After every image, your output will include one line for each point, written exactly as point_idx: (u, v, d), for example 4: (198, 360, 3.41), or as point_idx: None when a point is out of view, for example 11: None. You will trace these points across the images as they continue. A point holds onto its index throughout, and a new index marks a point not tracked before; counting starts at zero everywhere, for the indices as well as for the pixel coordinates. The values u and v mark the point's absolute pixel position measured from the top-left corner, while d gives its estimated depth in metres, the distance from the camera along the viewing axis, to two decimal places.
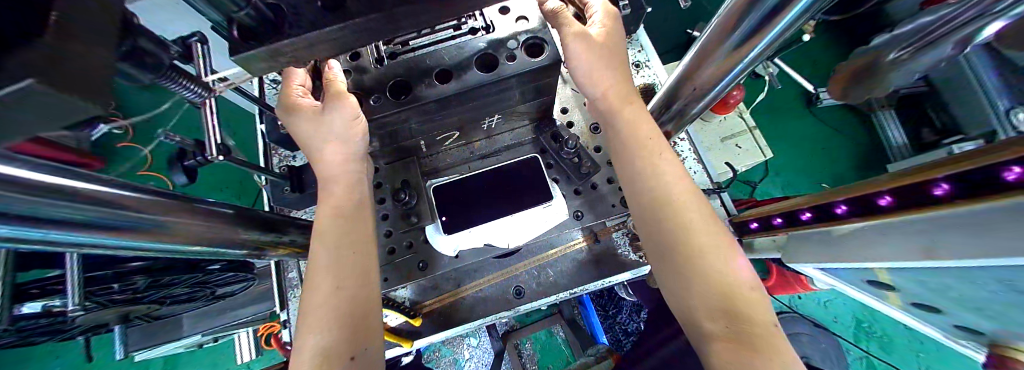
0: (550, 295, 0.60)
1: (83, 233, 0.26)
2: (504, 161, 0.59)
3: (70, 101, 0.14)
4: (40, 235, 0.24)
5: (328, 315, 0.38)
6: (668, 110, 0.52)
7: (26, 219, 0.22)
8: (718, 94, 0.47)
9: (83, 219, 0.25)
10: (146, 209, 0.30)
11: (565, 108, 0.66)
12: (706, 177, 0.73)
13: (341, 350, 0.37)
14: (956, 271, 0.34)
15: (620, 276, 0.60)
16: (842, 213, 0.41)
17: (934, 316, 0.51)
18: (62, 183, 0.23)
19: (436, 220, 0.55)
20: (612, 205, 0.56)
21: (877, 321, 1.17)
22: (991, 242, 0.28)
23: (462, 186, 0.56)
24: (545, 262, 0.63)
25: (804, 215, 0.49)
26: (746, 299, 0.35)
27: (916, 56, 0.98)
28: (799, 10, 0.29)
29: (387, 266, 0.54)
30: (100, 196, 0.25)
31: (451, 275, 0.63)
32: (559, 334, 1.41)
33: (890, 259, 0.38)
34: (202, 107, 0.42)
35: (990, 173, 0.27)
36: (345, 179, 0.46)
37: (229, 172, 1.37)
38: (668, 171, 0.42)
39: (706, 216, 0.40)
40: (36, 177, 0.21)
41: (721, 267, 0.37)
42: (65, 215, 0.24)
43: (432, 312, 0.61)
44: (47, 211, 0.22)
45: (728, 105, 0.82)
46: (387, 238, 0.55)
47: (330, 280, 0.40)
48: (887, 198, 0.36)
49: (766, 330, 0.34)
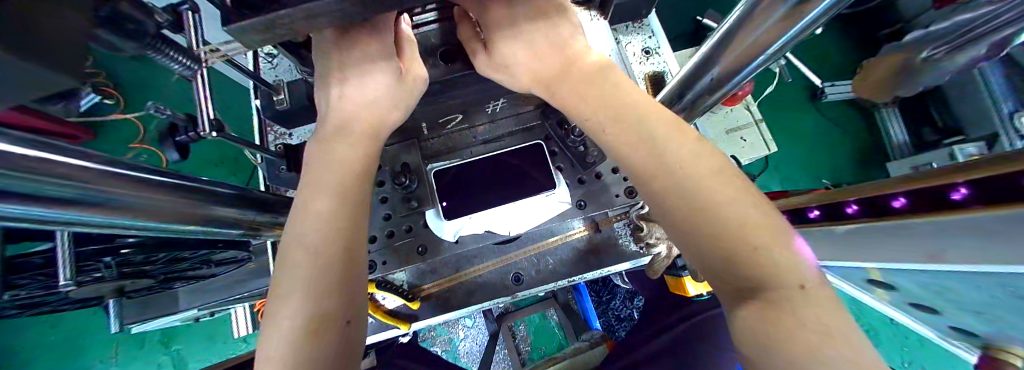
0: (550, 282, 0.61)
1: (73, 211, 0.25)
2: (508, 147, 0.57)
3: (37, 72, 0.13)
4: (31, 213, 0.23)
5: (309, 287, 0.33)
6: (678, 101, 0.50)
7: (15, 198, 0.21)
8: (732, 88, 0.44)
9: (70, 196, 0.24)
10: (131, 187, 0.28)
11: None
12: None
13: (337, 314, 0.33)
14: (964, 276, 0.34)
15: (618, 265, 0.61)
16: (853, 213, 0.41)
17: (930, 316, 0.52)
18: (57, 159, 0.22)
19: (438, 205, 0.54)
20: (615, 195, 0.55)
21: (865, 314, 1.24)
22: (1004, 251, 0.27)
23: (464, 171, 0.55)
24: (544, 250, 0.63)
25: (813, 212, 0.49)
26: (764, 249, 0.27)
27: (952, 55, 0.95)
28: (827, 4, 0.27)
29: (387, 250, 0.54)
30: (81, 174, 0.24)
31: (451, 260, 0.62)
32: (552, 317, 1.46)
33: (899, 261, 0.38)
34: (194, 81, 0.40)
35: (1010, 180, 0.25)
36: (329, 135, 0.42)
37: (228, 150, 1.34)
38: (645, 117, 0.37)
39: (699, 153, 0.33)
40: (29, 151, 0.20)
41: (727, 212, 0.29)
42: (51, 191, 0.22)
43: (432, 296, 0.61)
44: (30, 189, 0.21)
45: (737, 97, 0.82)
46: (386, 222, 0.55)
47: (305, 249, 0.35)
48: (905, 198, 0.35)
49: (787, 280, 0.26)
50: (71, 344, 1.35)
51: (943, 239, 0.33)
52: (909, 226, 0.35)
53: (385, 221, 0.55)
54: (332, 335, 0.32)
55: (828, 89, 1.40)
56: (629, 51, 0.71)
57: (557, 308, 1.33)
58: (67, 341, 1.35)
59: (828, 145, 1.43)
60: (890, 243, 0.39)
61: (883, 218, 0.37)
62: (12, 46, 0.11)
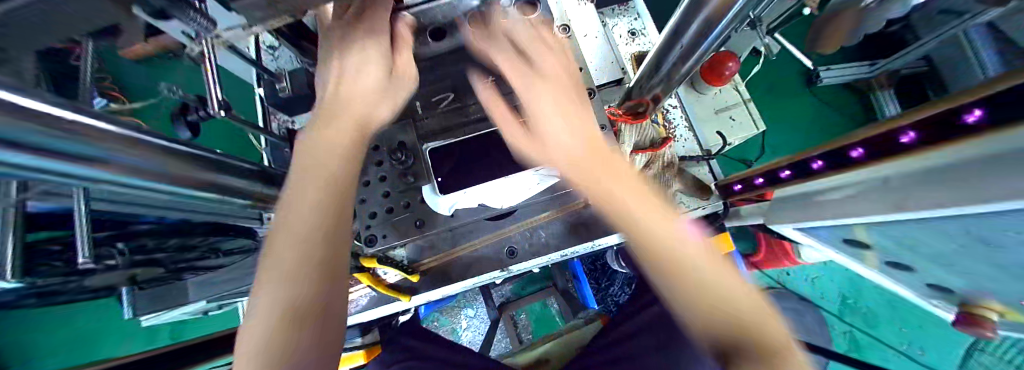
0: (542, 255, 0.64)
1: (118, 176, 0.28)
2: (499, 125, 0.59)
3: None
4: (86, 176, 0.26)
5: (287, 273, 0.32)
6: (657, 72, 0.52)
7: (84, 161, 0.24)
8: (702, 55, 0.47)
9: (121, 163, 0.27)
10: (164, 157, 0.31)
11: None
12: (696, 145, 0.71)
13: (316, 299, 0.32)
14: (927, 224, 0.36)
15: (608, 237, 0.64)
16: (818, 168, 0.44)
17: (907, 276, 0.54)
18: (109, 128, 0.25)
19: (433, 181, 0.57)
20: None
21: (862, 296, 1.35)
22: (950, 192, 0.30)
23: (457, 148, 0.56)
24: (536, 224, 0.65)
25: (783, 172, 0.51)
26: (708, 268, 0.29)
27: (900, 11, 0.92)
28: None
29: (386, 224, 0.57)
30: (130, 140, 0.27)
31: (447, 236, 0.63)
32: (553, 305, 1.49)
33: (862, 214, 0.41)
34: (202, 63, 0.42)
35: (951, 118, 0.28)
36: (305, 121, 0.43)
37: (237, 145, 1.37)
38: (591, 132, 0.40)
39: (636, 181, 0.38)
40: (90, 122, 0.23)
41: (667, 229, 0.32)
42: (112, 156, 0.25)
43: (431, 270, 0.64)
44: (97, 153, 0.24)
45: (723, 76, 0.85)
46: (384, 198, 0.58)
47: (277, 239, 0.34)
48: (863, 148, 0.37)
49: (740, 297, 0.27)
50: (86, 341, 1.40)
51: (906, 188, 0.35)
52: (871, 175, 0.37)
53: (384, 197, 0.58)
54: (311, 322, 0.31)
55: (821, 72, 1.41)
56: (615, 33, 0.74)
57: (558, 295, 1.36)
58: (83, 338, 1.40)
59: (820, 127, 1.45)
60: (858, 198, 0.42)
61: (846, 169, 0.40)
62: None
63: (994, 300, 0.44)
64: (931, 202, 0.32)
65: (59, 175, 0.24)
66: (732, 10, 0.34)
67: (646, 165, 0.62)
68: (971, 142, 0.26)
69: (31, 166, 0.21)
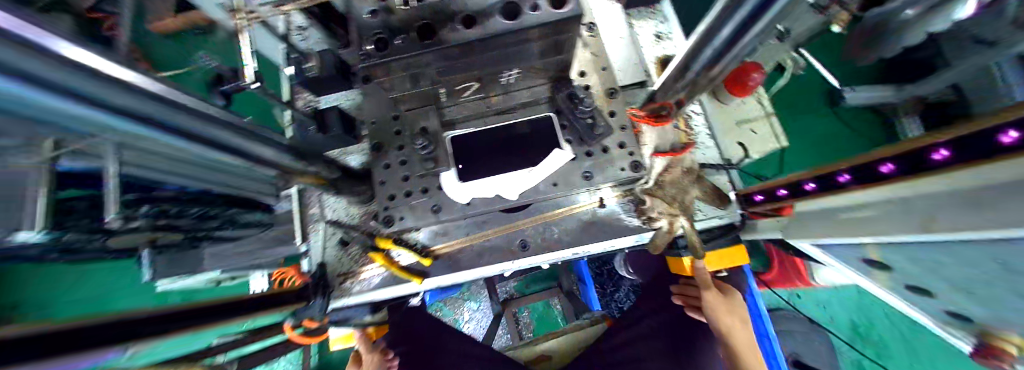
0: (554, 251, 0.64)
1: (135, 124, 0.28)
2: (519, 118, 0.60)
3: None
4: (106, 119, 0.26)
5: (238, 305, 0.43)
6: (682, 77, 0.51)
7: (98, 103, 0.23)
8: (731, 62, 0.46)
9: (136, 112, 0.26)
10: (193, 119, 0.31)
11: (584, 72, 0.63)
12: (716, 153, 0.70)
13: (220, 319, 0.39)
14: (955, 248, 0.35)
15: (621, 239, 0.64)
16: (844, 182, 0.44)
17: (925, 302, 0.52)
18: (123, 74, 0.24)
19: (454, 168, 0.58)
20: (620, 169, 0.59)
21: (874, 327, 1.32)
22: (984, 218, 0.29)
23: (478, 138, 0.58)
24: (550, 220, 0.66)
25: (807, 185, 0.51)
26: None
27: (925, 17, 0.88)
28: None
29: (403, 207, 0.58)
30: (151, 90, 0.26)
31: (462, 223, 0.65)
32: (556, 306, 1.49)
33: (890, 231, 0.40)
34: (240, 39, 0.45)
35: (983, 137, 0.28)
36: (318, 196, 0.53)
37: None
38: None
39: None
40: (101, 62, 0.22)
41: None
42: (126, 103, 0.25)
43: (442, 257, 0.64)
44: (109, 97, 0.23)
45: (747, 87, 0.84)
46: (403, 182, 0.59)
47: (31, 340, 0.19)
48: (899, 163, 0.37)
49: None
50: None
51: (933, 208, 0.35)
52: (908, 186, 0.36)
53: (403, 180, 0.59)
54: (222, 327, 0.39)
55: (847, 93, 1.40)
56: (641, 35, 0.73)
57: (561, 297, 1.36)
58: None
59: (840, 147, 1.42)
60: (889, 216, 0.41)
61: (873, 185, 0.40)
62: None
63: (1018, 331, 0.42)
64: (967, 225, 0.31)
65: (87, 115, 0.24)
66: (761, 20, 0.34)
67: (664, 168, 0.62)
68: (1000, 162, 0.26)
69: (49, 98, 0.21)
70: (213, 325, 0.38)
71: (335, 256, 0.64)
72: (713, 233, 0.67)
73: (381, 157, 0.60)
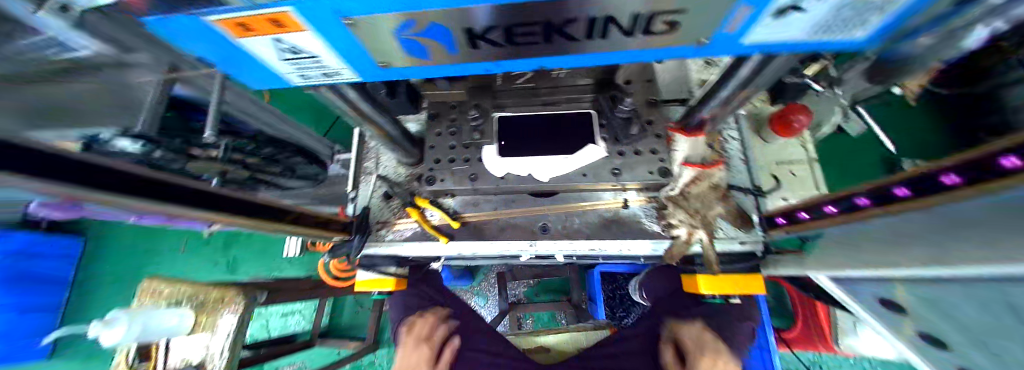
0: (572, 239, 0.67)
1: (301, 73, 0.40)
2: (563, 110, 0.65)
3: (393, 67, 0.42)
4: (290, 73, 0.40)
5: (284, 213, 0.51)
6: (718, 97, 0.54)
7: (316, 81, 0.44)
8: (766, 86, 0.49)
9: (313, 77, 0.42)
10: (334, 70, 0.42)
11: (630, 80, 0.68)
12: (748, 179, 0.71)
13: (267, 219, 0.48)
14: (958, 285, 0.35)
15: (639, 242, 0.66)
16: (863, 204, 0.43)
17: (940, 357, 0.49)
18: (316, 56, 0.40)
19: (495, 143, 0.64)
20: (648, 172, 0.63)
21: None
22: (989, 251, 0.29)
23: (521, 121, 0.64)
24: (573, 211, 0.69)
25: (827, 208, 0.50)
26: None
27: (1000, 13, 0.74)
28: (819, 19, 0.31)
29: (446, 171, 0.66)
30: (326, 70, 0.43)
31: (492, 198, 0.71)
32: (561, 319, 1.47)
33: (898, 265, 0.40)
34: None
35: (926, 179, 0.35)
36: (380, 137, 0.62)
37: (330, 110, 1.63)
38: None
39: None
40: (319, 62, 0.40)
41: None
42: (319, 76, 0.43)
43: (469, 225, 0.70)
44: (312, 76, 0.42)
45: (791, 128, 0.84)
46: (450, 150, 0.67)
47: (74, 164, 0.25)
48: (868, 197, 0.43)
49: None
50: None
51: (930, 244, 0.36)
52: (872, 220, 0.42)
53: (450, 148, 0.67)
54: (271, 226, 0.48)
55: None
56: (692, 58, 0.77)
57: (568, 310, 1.35)
58: None
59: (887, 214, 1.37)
60: (892, 250, 0.40)
61: (892, 207, 0.39)
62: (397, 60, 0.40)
63: None
64: (972, 261, 0.31)
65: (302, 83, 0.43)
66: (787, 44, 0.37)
67: (692, 180, 0.64)
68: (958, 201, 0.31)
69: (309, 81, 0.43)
70: (263, 227, 0.47)
71: (377, 205, 0.72)
72: (732, 255, 0.67)
73: (435, 125, 0.69)
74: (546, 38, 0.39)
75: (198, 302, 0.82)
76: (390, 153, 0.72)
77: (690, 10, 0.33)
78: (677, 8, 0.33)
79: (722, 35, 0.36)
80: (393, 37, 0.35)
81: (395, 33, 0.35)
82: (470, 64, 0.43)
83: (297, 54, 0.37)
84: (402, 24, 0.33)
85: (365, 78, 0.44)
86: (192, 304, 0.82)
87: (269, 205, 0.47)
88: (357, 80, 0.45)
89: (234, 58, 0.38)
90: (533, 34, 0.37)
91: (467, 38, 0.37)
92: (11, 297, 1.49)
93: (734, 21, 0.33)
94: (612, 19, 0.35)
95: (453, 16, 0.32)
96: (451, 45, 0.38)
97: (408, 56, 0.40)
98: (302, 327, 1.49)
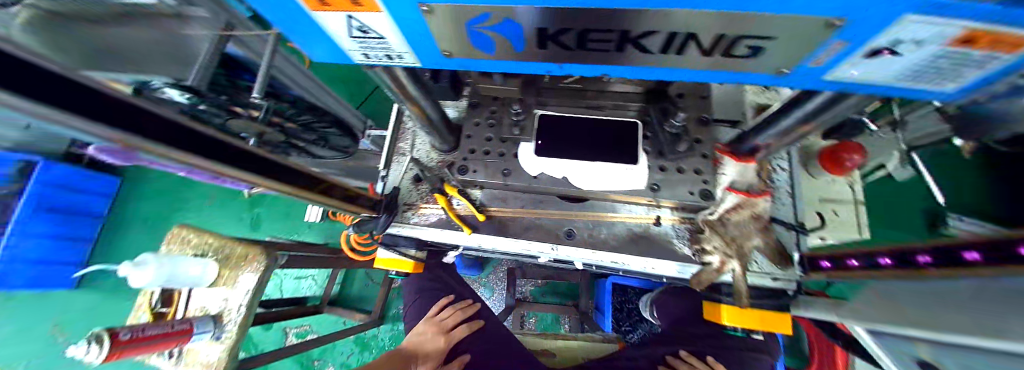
0: (598, 249, 0.65)
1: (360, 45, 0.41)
2: (607, 115, 0.64)
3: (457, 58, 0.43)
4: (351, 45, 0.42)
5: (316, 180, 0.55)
6: (778, 125, 0.51)
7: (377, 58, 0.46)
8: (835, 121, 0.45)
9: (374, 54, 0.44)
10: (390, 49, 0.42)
11: (682, 93, 0.65)
12: (792, 213, 0.67)
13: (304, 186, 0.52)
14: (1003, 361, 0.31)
15: (666, 263, 0.64)
16: None
17: None
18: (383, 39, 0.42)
19: (533, 141, 0.63)
20: (689, 192, 0.61)
21: None
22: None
23: (564, 122, 0.62)
24: (602, 220, 0.67)
25: None
26: None
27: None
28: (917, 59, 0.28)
29: (480, 162, 0.66)
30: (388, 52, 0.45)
31: (520, 196, 0.70)
32: (564, 323, 1.46)
33: (940, 328, 0.36)
34: None
35: None
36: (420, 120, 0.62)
37: (364, 85, 1.65)
38: None
39: None
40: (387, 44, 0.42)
41: None
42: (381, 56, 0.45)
43: (494, 220, 0.69)
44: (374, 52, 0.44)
45: (841, 167, 0.80)
46: (486, 142, 0.67)
47: (138, 113, 0.27)
48: None
49: None
50: None
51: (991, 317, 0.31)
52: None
53: (486, 140, 0.67)
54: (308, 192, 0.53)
55: None
56: None
57: (573, 316, 1.34)
58: None
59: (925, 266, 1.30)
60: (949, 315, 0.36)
61: None
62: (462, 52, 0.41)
63: None
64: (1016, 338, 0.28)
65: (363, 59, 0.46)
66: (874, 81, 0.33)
67: (733, 207, 0.59)
68: None
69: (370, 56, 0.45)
70: (300, 192, 0.52)
71: (407, 187, 0.72)
72: (762, 291, 0.63)
73: (474, 115, 0.69)
74: (619, 47, 0.37)
75: (222, 255, 0.85)
76: (426, 137, 0.72)
77: (779, 38, 0.30)
78: (767, 35, 0.30)
79: (807, 67, 0.34)
80: (464, 29, 0.36)
81: (466, 23, 0.35)
82: (537, 63, 0.43)
83: (366, 33, 0.39)
84: (479, 15, 0.34)
85: (426, 64, 0.46)
86: (217, 257, 0.85)
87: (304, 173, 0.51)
88: (416, 65, 0.47)
89: (310, 30, 0.41)
90: (608, 41, 0.36)
91: (538, 38, 0.36)
92: (52, 225, 1.59)
93: (822, 57, 0.31)
94: (693, 36, 0.33)
95: (530, 15, 0.32)
96: (520, 45, 0.38)
97: (472, 48, 0.40)
98: (313, 291, 1.54)
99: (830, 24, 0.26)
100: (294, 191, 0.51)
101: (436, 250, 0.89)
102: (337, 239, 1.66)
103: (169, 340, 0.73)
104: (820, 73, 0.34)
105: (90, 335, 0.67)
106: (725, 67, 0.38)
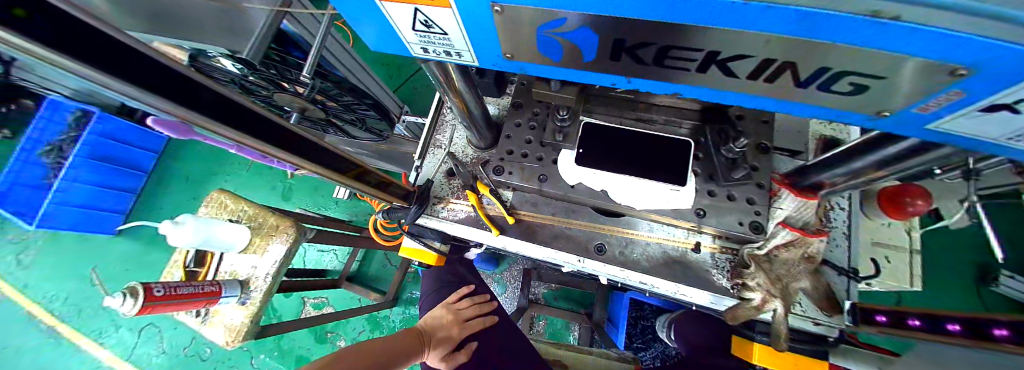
0: (629, 268, 0.62)
1: (421, 39, 0.41)
2: (658, 131, 0.61)
3: (517, 62, 0.41)
4: (410, 39, 0.41)
5: (354, 167, 0.56)
6: (845, 166, 0.47)
7: (437, 54, 0.45)
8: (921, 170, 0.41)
9: (433, 50, 0.43)
10: (445, 45, 0.41)
11: (740, 116, 0.61)
12: (844, 257, 0.62)
13: (339, 170, 0.53)
14: None
15: (698, 292, 0.60)
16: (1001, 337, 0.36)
17: None
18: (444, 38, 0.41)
19: (575, 150, 0.61)
20: (737, 222, 0.58)
21: None
22: None
23: (611, 133, 0.59)
24: (636, 238, 0.65)
25: (952, 325, 0.42)
26: None
27: None
28: None
29: (516, 165, 0.64)
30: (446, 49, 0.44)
31: (554, 203, 0.68)
32: (573, 330, 1.43)
33: None
34: None
35: None
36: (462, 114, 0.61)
37: (402, 69, 1.67)
38: None
39: None
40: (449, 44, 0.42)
41: None
42: (440, 54, 0.44)
43: (524, 224, 0.67)
44: (433, 47, 0.43)
45: (901, 212, 0.72)
46: (525, 144, 0.65)
47: (154, 66, 0.28)
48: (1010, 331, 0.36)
49: None
50: None
51: None
52: (998, 356, 0.35)
53: (525, 143, 0.65)
54: (343, 179, 0.54)
55: (1007, 277, 1.24)
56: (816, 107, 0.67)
57: (584, 325, 1.32)
58: None
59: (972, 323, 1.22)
60: None
61: None
62: (518, 55, 0.39)
63: None
64: None
65: (424, 54, 0.45)
66: (980, 142, 0.29)
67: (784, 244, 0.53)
68: None
69: (429, 51, 0.44)
70: (335, 178, 0.53)
71: (439, 180, 0.72)
72: (802, 335, 0.59)
73: (516, 115, 0.67)
74: (701, 68, 0.33)
75: (254, 224, 0.87)
76: (465, 132, 0.71)
77: (891, 81, 0.26)
78: (875, 75, 0.26)
79: (912, 113, 0.29)
80: (534, 34, 0.34)
81: (537, 28, 0.33)
82: (601, 75, 0.40)
83: (430, 28, 0.38)
84: (552, 20, 0.31)
85: (483, 64, 0.44)
86: (249, 225, 0.87)
87: (342, 159, 0.52)
88: (474, 64, 0.45)
89: (373, 19, 0.40)
90: (689, 60, 0.32)
91: (612, 50, 0.34)
92: (99, 173, 1.69)
93: (931, 104, 0.27)
94: (791, 66, 0.29)
95: (607, 24, 0.30)
96: (591, 54, 0.35)
97: (538, 54, 0.38)
98: (334, 266, 1.59)
99: (956, 73, 0.22)
100: (330, 176, 0.52)
101: (459, 244, 0.89)
102: (360, 218, 1.70)
103: (197, 300, 0.76)
104: (925, 121, 0.30)
105: (127, 287, 0.71)
106: (811, 99, 0.34)
